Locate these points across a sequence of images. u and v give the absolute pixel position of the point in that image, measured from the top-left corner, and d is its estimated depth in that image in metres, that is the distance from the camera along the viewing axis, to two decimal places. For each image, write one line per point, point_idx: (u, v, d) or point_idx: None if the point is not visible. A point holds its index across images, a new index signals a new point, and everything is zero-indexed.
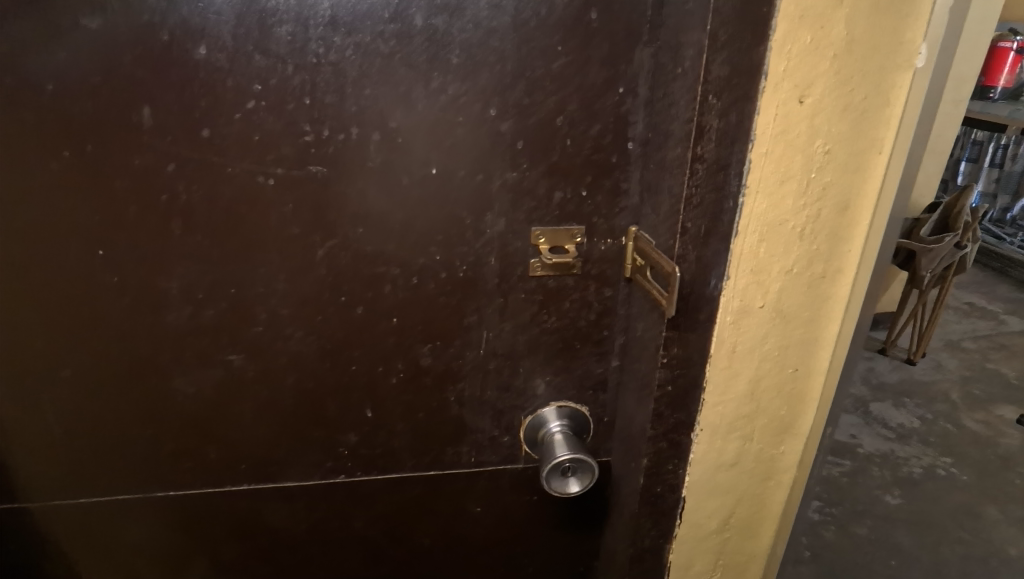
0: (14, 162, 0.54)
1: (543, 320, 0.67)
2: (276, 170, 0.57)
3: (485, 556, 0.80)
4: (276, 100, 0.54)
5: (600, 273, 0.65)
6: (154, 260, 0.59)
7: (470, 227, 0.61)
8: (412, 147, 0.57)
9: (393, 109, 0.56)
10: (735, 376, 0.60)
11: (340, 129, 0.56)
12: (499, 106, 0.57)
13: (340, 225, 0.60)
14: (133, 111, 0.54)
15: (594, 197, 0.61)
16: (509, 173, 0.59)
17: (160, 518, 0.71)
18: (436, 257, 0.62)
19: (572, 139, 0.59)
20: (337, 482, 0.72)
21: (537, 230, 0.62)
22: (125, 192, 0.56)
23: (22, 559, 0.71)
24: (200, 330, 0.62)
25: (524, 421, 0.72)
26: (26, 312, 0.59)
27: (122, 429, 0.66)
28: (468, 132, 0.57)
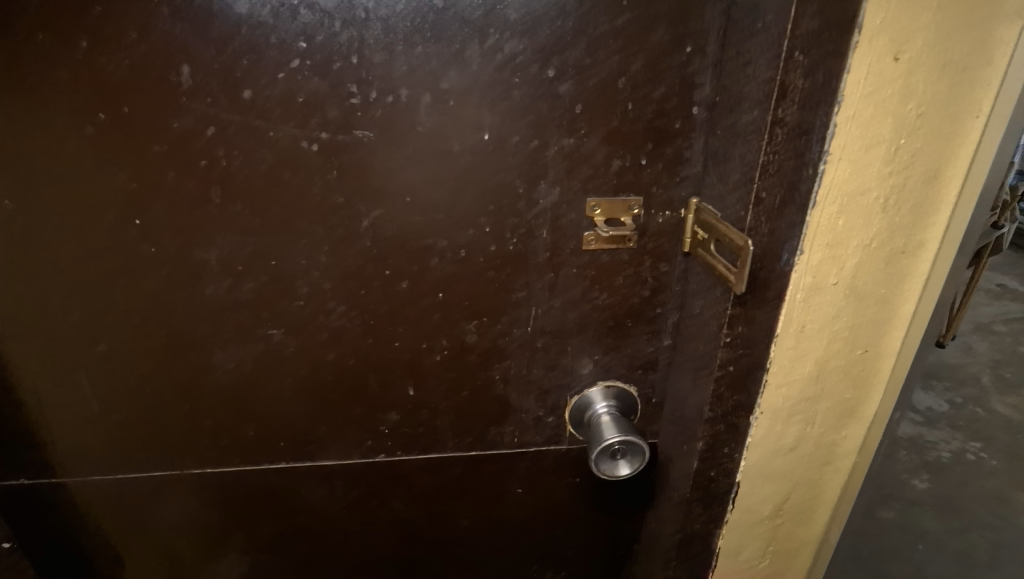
0: (46, 126, 0.51)
1: (594, 297, 0.64)
2: (321, 135, 0.54)
3: (524, 537, 0.79)
4: (322, 59, 0.51)
5: (656, 247, 0.62)
6: (193, 229, 0.56)
7: (523, 197, 0.58)
8: (464, 111, 0.54)
9: (446, 69, 0.52)
10: (802, 357, 0.57)
11: (388, 90, 0.53)
12: (558, 66, 0.53)
13: (387, 193, 0.57)
14: (172, 70, 0.51)
15: (654, 165, 0.58)
16: (565, 139, 0.56)
17: (198, 495, 0.70)
18: (485, 228, 0.59)
19: (633, 103, 0.55)
20: (377, 460, 0.70)
21: (592, 201, 0.59)
22: (164, 157, 0.53)
23: (58, 536, 0.70)
24: (239, 303, 0.60)
25: (570, 402, 0.69)
26: (61, 282, 0.57)
27: (160, 405, 0.64)
28: (524, 95, 0.54)
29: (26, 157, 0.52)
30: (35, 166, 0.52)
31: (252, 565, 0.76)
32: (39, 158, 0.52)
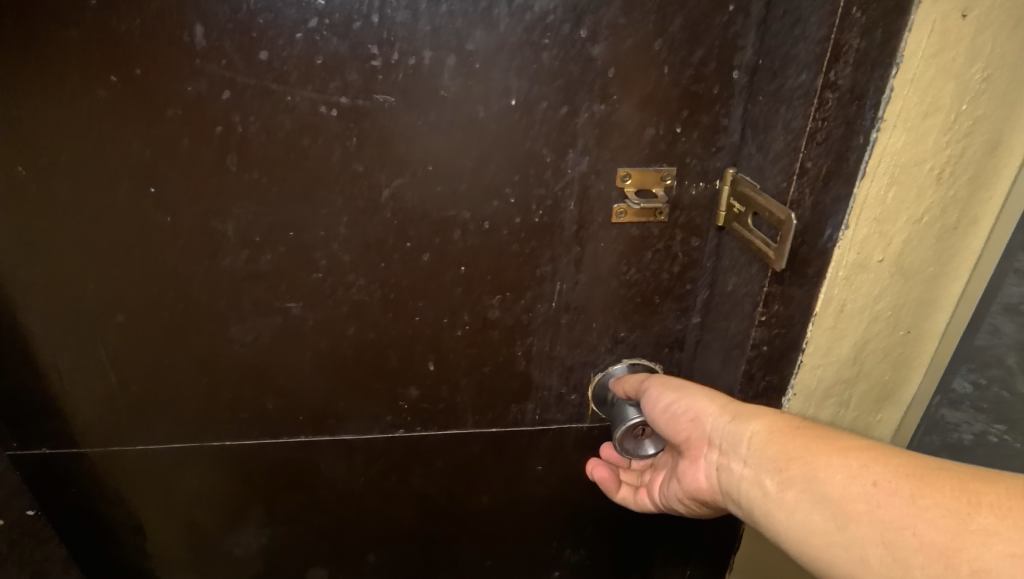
0: (57, 89, 0.49)
1: (623, 272, 0.62)
2: (340, 100, 0.52)
3: (544, 514, 0.78)
4: (342, 18, 0.48)
5: (688, 220, 0.59)
6: (209, 198, 0.54)
7: (550, 166, 0.56)
8: (491, 75, 0.52)
9: (472, 30, 0.50)
10: (840, 338, 0.54)
11: (411, 52, 0.50)
12: (591, 26, 0.50)
13: (409, 162, 0.55)
14: (186, 30, 0.48)
15: (689, 134, 0.55)
16: (597, 105, 0.53)
17: (218, 467, 0.69)
18: (511, 200, 0.57)
19: (670, 67, 0.52)
20: (397, 436, 0.69)
21: (623, 170, 0.56)
22: (178, 123, 0.51)
23: (81, 506, 0.71)
24: (257, 275, 0.58)
25: (593, 379, 0.68)
26: (76, 252, 0.56)
27: (179, 377, 0.63)
28: (554, 57, 0.51)
29: (39, 123, 0.50)
30: (46, 131, 0.51)
31: (272, 538, 0.76)
32: (51, 124, 0.51)
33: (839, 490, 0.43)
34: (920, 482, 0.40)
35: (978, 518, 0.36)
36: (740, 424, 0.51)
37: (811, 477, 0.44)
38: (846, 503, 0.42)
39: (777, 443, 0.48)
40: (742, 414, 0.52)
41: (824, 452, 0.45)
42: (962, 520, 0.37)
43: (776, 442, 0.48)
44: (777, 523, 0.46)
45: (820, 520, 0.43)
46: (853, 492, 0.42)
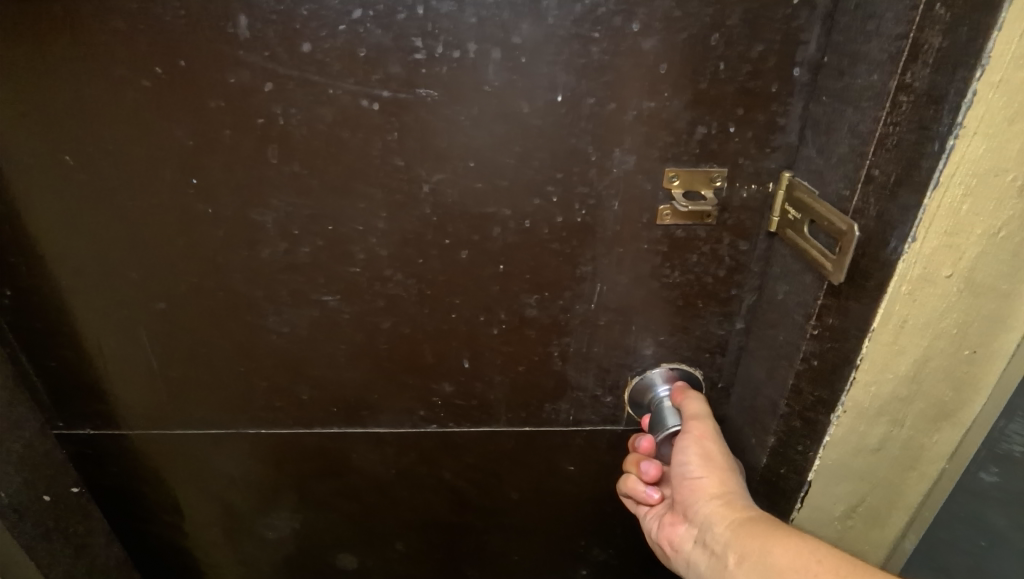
0: (106, 78, 0.50)
1: (665, 274, 0.59)
2: (382, 93, 0.50)
3: (573, 513, 0.78)
4: (386, 9, 0.47)
5: (738, 222, 0.57)
6: (250, 190, 0.54)
7: (595, 164, 0.53)
8: (537, 68, 0.50)
9: (519, 22, 0.48)
10: (898, 354, 0.51)
11: (456, 45, 0.49)
12: (643, 18, 0.48)
13: (450, 157, 0.53)
14: (230, 21, 0.48)
15: (743, 133, 0.52)
16: (646, 102, 0.51)
17: (253, 453, 0.71)
18: (553, 197, 0.55)
19: (725, 62, 0.49)
20: (430, 431, 0.69)
21: (671, 169, 0.54)
22: (221, 114, 0.51)
23: (120, 482, 0.73)
24: (296, 267, 0.58)
25: (630, 381, 0.66)
26: (120, 239, 0.57)
27: (218, 365, 0.64)
28: (603, 51, 0.49)
29: (87, 111, 0.51)
30: (92, 119, 0.51)
31: (304, 523, 0.77)
32: (98, 113, 0.51)
33: (786, 564, 0.47)
34: (853, 565, 0.44)
35: None
36: (724, 503, 0.55)
37: (764, 552, 0.49)
38: (787, 574, 0.46)
39: (746, 523, 0.52)
40: (728, 493, 0.56)
41: (785, 535, 0.49)
42: None
43: (749, 522, 0.52)
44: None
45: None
46: (797, 566, 0.46)
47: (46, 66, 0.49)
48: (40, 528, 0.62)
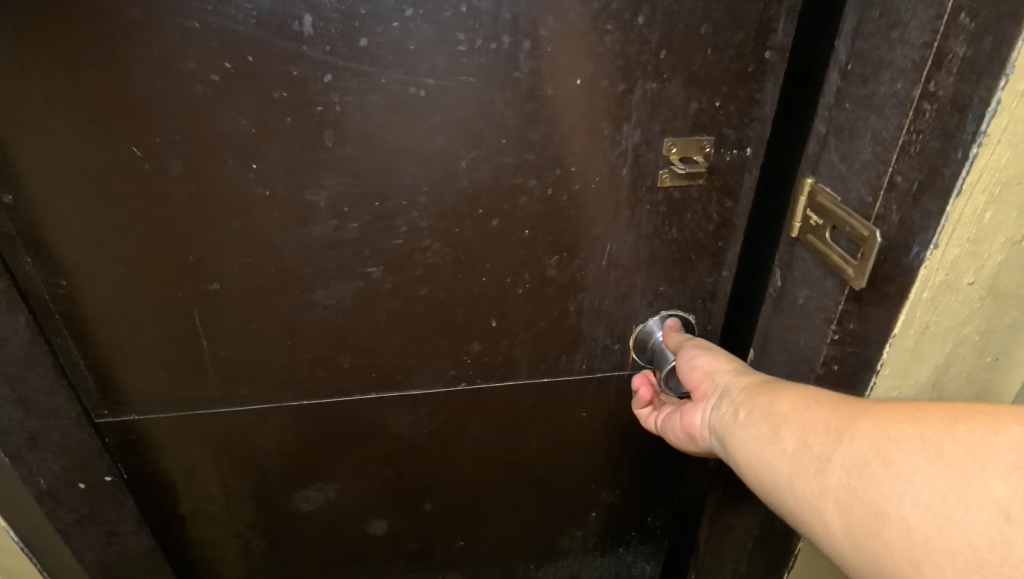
0: (174, 76, 0.54)
1: (665, 232, 0.69)
2: (427, 81, 0.57)
3: (585, 459, 0.87)
4: (432, 7, 0.54)
5: (725, 183, 0.67)
6: (305, 171, 0.60)
7: (607, 138, 0.62)
8: (560, 56, 0.57)
9: (546, 17, 0.55)
10: (919, 361, 0.52)
11: (492, 37, 0.56)
12: (647, 12, 0.56)
13: (486, 135, 0.61)
14: (294, 19, 0.53)
15: (727, 107, 0.62)
16: (649, 83, 0.60)
17: (294, 427, 0.77)
18: (572, 167, 0.63)
19: (713, 48, 0.59)
20: (461, 388, 0.77)
21: (669, 140, 0.63)
22: (281, 102, 0.56)
23: (159, 468, 0.78)
24: (344, 241, 0.64)
25: (636, 331, 0.74)
26: (180, 225, 0.61)
27: (267, 339, 0.69)
28: (615, 41, 0.57)
29: (153, 108, 0.55)
30: (161, 112, 0.56)
31: (339, 493, 0.84)
32: (167, 108, 0.56)
33: (783, 405, 0.48)
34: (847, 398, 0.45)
35: (878, 408, 0.42)
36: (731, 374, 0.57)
37: (762, 399, 0.51)
38: (785, 411, 0.48)
39: (750, 383, 0.54)
40: (737, 367, 0.58)
41: (785, 387, 0.51)
42: (864, 410, 0.43)
43: (752, 382, 0.54)
44: (728, 440, 0.53)
45: (762, 428, 0.49)
46: (796, 404, 0.47)
47: (119, 65, 0.53)
48: (74, 513, 0.71)
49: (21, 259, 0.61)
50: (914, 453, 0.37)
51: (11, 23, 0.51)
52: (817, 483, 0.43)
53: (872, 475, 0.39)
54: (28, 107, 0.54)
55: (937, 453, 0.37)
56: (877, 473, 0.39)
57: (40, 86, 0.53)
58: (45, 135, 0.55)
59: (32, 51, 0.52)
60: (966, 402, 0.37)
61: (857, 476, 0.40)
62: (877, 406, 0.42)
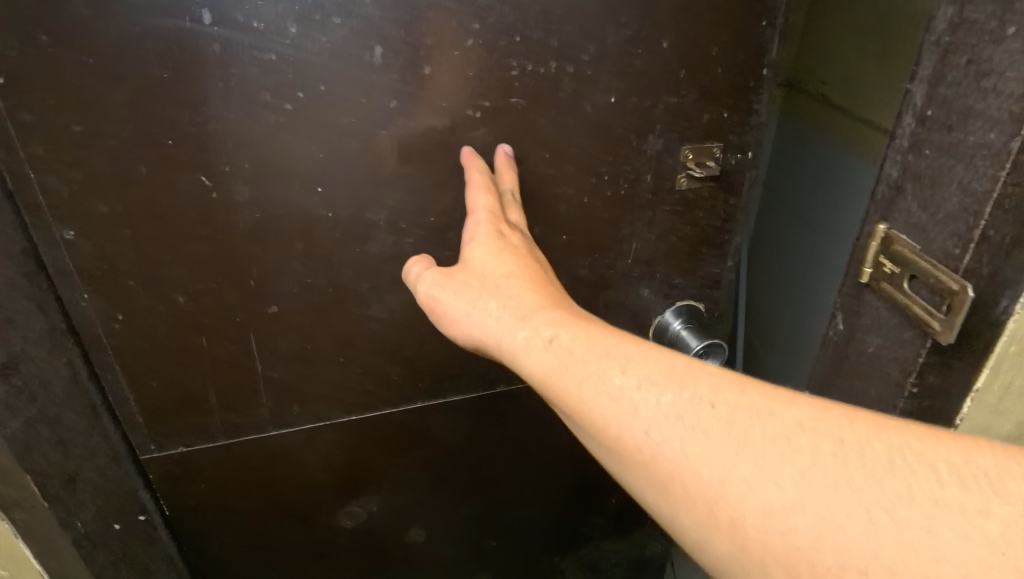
0: (249, 108, 0.55)
1: (679, 228, 0.79)
2: (485, 103, 0.63)
3: None
4: (492, 37, 0.59)
5: (730, 182, 0.77)
6: (369, 192, 0.63)
7: (634, 146, 0.71)
8: (598, 77, 0.65)
9: (587, 44, 0.63)
10: (1003, 410, 0.53)
11: (542, 63, 0.63)
12: (670, 38, 0.65)
13: (533, 151, 0.68)
14: (366, 50, 0.56)
15: (732, 116, 0.72)
16: (669, 98, 0.69)
17: (344, 442, 0.79)
18: (605, 176, 0.72)
19: (720, 67, 0.69)
20: (499, 389, 0.83)
21: (686, 147, 0.73)
22: (350, 127, 0.59)
23: (204, 501, 0.78)
24: (401, 257, 0.67)
25: (653, 322, 0.85)
26: (242, 254, 0.61)
27: (322, 357, 0.71)
28: (643, 63, 0.66)
29: (219, 138, 0.55)
30: (228, 146, 0.56)
31: (381, 505, 0.87)
32: (239, 142, 0.56)
33: (619, 444, 0.42)
34: (686, 428, 0.39)
35: (741, 469, 0.37)
36: (524, 362, 0.50)
37: (595, 420, 0.44)
38: (627, 455, 0.42)
39: (559, 383, 0.46)
40: (520, 348, 0.51)
41: (596, 403, 0.43)
42: (722, 473, 0.37)
43: (556, 388, 0.47)
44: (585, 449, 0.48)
45: (610, 460, 0.44)
46: (633, 447, 0.41)
47: (195, 96, 0.53)
48: (110, 555, 0.68)
49: (78, 296, 0.59)
50: (823, 571, 0.34)
51: (87, 61, 0.49)
52: (691, 542, 0.40)
53: (765, 575, 0.36)
54: (96, 145, 0.52)
55: (845, 572, 0.33)
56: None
57: (113, 122, 0.52)
58: (113, 170, 0.54)
59: (104, 89, 0.50)
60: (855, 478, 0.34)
61: (746, 566, 0.37)
62: (739, 461, 0.37)
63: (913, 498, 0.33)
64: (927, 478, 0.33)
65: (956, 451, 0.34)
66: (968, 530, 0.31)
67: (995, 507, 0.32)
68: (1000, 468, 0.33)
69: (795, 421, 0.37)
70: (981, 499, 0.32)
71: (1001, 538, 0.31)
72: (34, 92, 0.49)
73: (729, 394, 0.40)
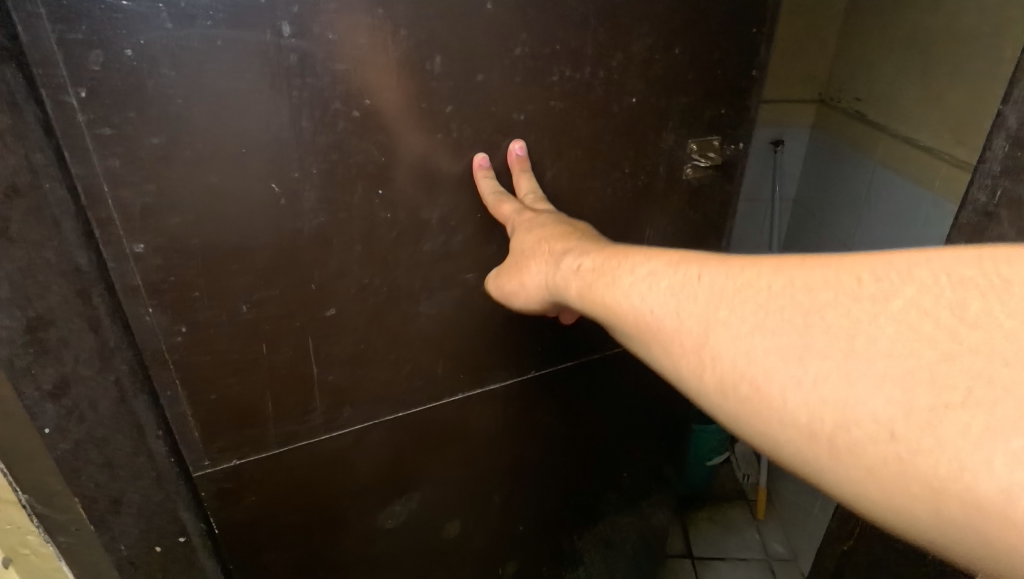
0: (321, 115, 0.56)
1: (688, 216, 0.83)
2: (529, 107, 0.66)
3: (625, 423, 1.00)
4: (537, 45, 0.63)
5: (728, 172, 0.82)
6: (423, 194, 0.65)
7: (651, 142, 0.75)
8: (628, 81, 0.69)
9: (617, 50, 0.67)
10: None
11: (579, 68, 0.66)
12: (686, 44, 0.70)
13: (569, 151, 0.71)
14: (427, 60, 0.58)
15: (735, 113, 0.78)
16: (684, 98, 0.74)
17: (391, 440, 0.80)
18: (627, 169, 0.75)
19: (726, 69, 0.74)
20: (530, 375, 0.86)
21: (691, 140, 0.77)
22: (409, 133, 0.61)
23: (254, 514, 0.76)
24: (449, 253, 0.70)
25: None
26: (304, 259, 0.62)
27: (374, 357, 0.72)
28: (663, 66, 0.70)
29: (291, 145, 0.56)
30: (299, 153, 0.56)
31: (422, 501, 0.88)
32: (310, 149, 0.57)
33: (630, 324, 0.49)
34: (676, 294, 0.46)
35: (718, 315, 0.43)
36: (563, 282, 0.58)
37: (612, 310, 0.51)
38: (635, 328, 0.49)
39: (589, 287, 0.54)
40: (558, 271, 0.59)
41: (612, 294, 0.51)
42: (705, 321, 0.44)
43: (585, 290, 0.54)
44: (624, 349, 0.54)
45: (631, 341, 0.51)
46: (637, 319, 0.48)
47: (272, 107, 0.53)
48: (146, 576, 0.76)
49: (143, 311, 0.58)
50: (775, 372, 0.39)
51: (171, 74, 0.49)
52: (692, 392, 0.46)
53: (744, 399, 0.41)
54: (174, 157, 0.52)
55: (790, 368, 0.39)
56: (746, 394, 0.41)
57: (192, 133, 0.52)
58: (189, 181, 0.53)
59: (189, 101, 0.50)
60: (807, 299, 0.40)
61: (726, 393, 0.42)
62: (718, 310, 0.43)
63: (839, 302, 0.38)
64: (848, 281, 0.39)
65: (874, 263, 0.39)
66: (876, 312, 0.37)
67: (901, 289, 0.37)
68: (909, 263, 0.37)
69: (757, 269, 0.43)
70: (889, 287, 0.37)
71: (905, 312, 0.36)
72: (117, 106, 0.49)
73: (708, 263, 0.46)
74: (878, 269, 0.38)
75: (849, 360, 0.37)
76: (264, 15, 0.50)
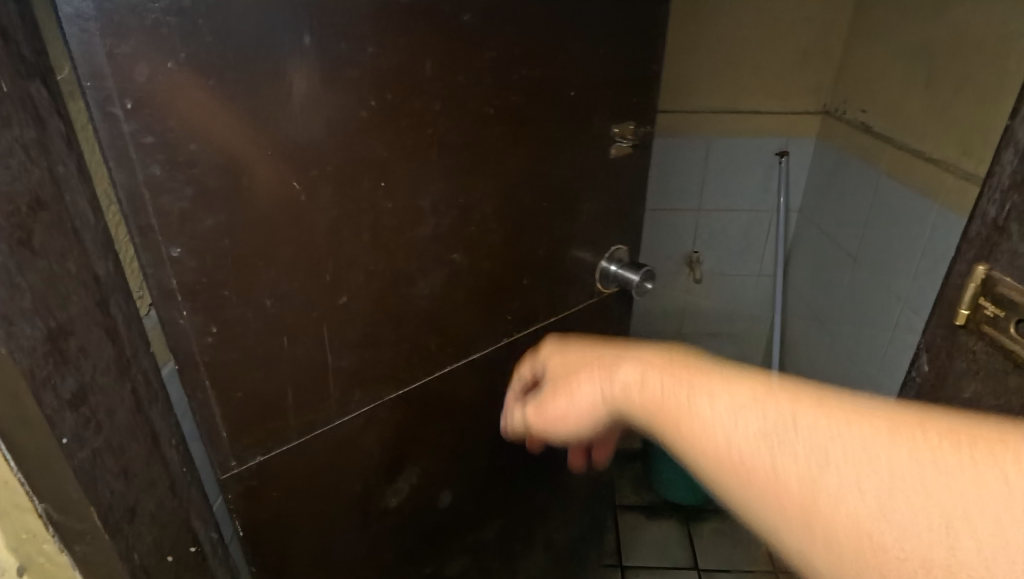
0: (335, 118, 0.62)
1: (623, 188, 0.97)
2: (499, 102, 0.75)
3: None
4: (504, 49, 0.72)
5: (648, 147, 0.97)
6: (416, 185, 0.72)
7: (593, 128, 0.87)
8: (573, 77, 0.81)
9: (565, 51, 0.78)
10: None
11: (537, 67, 0.77)
12: (615, 44, 0.83)
13: (531, 139, 0.81)
14: (419, 65, 0.66)
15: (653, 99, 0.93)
16: (616, 89, 0.87)
17: (392, 417, 0.86)
18: (575, 151, 0.87)
19: (645, 63, 0.89)
20: (504, 342, 0.94)
21: (614, 124, 0.90)
22: (405, 130, 0.68)
23: (277, 509, 0.80)
24: (439, 236, 0.78)
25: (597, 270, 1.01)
26: (319, 250, 0.67)
27: (377, 337, 0.78)
28: (599, 63, 0.83)
29: (311, 145, 0.61)
30: (317, 153, 0.62)
31: (420, 473, 0.95)
32: (326, 148, 0.63)
33: (709, 459, 0.41)
34: (765, 430, 0.39)
35: (823, 478, 0.36)
36: (619, 391, 0.52)
37: (684, 441, 0.44)
38: (709, 468, 0.41)
39: (649, 401, 0.48)
40: (612, 385, 0.52)
41: (677, 418, 0.44)
42: (807, 481, 0.37)
43: (650, 402, 0.48)
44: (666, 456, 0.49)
45: (692, 467, 0.43)
46: (710, 460, 0.41)
47: (293, 111, 0.59)
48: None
49: (178, 314, 0.61)
50: (881, 540, 0.34)
51: (207, 84, 0.53)
52: (758, 526, 0.40)
53: (831, 547, 0.35)
54: (208, 163, 0.56)
55: (903, 539, 0.33)
56: (846, 544, 0.35)
57: (224, 138, 0.56)
58: (221, 184, 0.58)
59: (223, 109, 0.55)
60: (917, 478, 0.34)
61: (816, 536, 0.36)
62: (820, 473, 0.36)
63: (954, 477, 0.33)
64: (972, 480, 0.32)
65: (1001, 453, 0.32)
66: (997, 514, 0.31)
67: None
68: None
69: (856, 408, 0.38)
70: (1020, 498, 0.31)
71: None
72: (159, 116, 0.52)
73: (804, 397, 0.40)
74: (987, 461, 0.33)
75: (977, 550, 0.31)
76: (287, 29, 0.55)
